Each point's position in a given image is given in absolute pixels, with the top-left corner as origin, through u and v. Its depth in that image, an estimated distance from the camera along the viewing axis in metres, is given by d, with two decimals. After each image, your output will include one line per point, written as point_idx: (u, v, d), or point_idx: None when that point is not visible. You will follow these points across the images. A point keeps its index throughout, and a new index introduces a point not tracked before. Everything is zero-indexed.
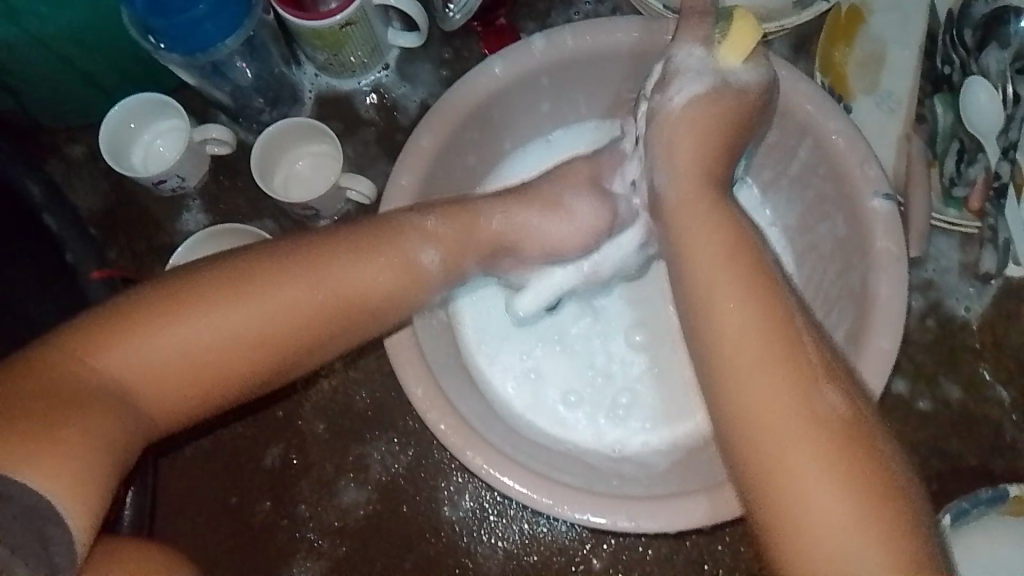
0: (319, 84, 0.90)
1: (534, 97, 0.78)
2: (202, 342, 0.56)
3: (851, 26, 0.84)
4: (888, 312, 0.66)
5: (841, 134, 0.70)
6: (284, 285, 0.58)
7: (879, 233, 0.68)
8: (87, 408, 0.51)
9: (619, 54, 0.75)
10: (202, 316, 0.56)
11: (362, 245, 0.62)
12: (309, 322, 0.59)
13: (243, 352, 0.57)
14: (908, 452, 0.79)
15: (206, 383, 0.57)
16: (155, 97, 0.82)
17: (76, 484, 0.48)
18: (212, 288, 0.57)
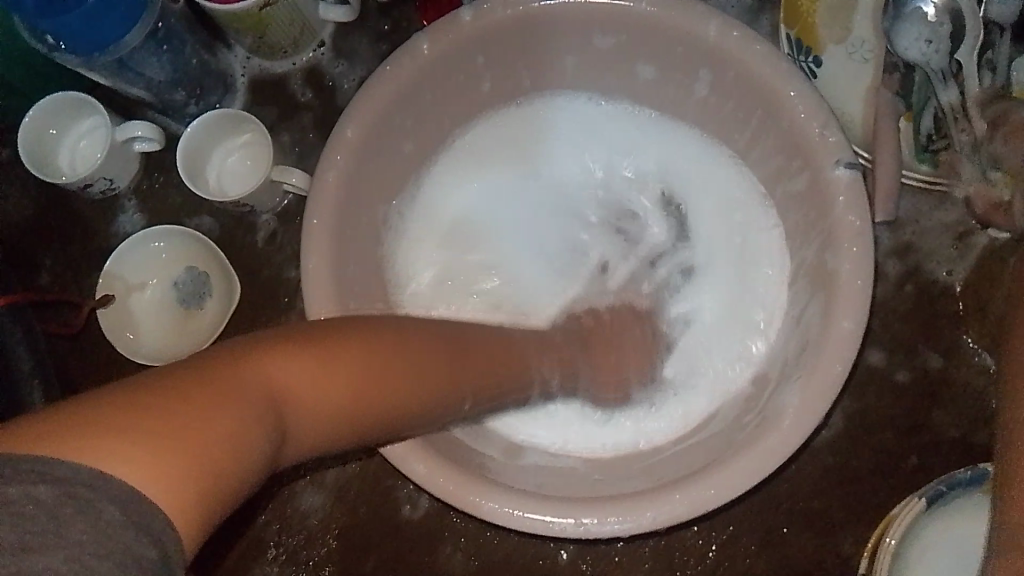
0: (251, 67, 0.84)
1: (468, 79, 0.71)
2: (347, 385, 0.43)
3: None
4: (851, 290, 0.61)
5: (798, 95, 0.63)
6: (410, 337, 0.49)
7: (841, 207, 0.62)
8: (233, 406, 0.35)
9: (555, 21, 0.69)
10: (348, 356, 0.45)
11: (479, 362, 0.53)
12: (415, 380, 0.48)
13: (371, 404, 0.45)
14: (885, 428, 0.75)
15: (324, 433, 0.43)
16: (51, 99, 0.77)
17: (208, 485, 0.32)
18: (350, 337, 0.46)
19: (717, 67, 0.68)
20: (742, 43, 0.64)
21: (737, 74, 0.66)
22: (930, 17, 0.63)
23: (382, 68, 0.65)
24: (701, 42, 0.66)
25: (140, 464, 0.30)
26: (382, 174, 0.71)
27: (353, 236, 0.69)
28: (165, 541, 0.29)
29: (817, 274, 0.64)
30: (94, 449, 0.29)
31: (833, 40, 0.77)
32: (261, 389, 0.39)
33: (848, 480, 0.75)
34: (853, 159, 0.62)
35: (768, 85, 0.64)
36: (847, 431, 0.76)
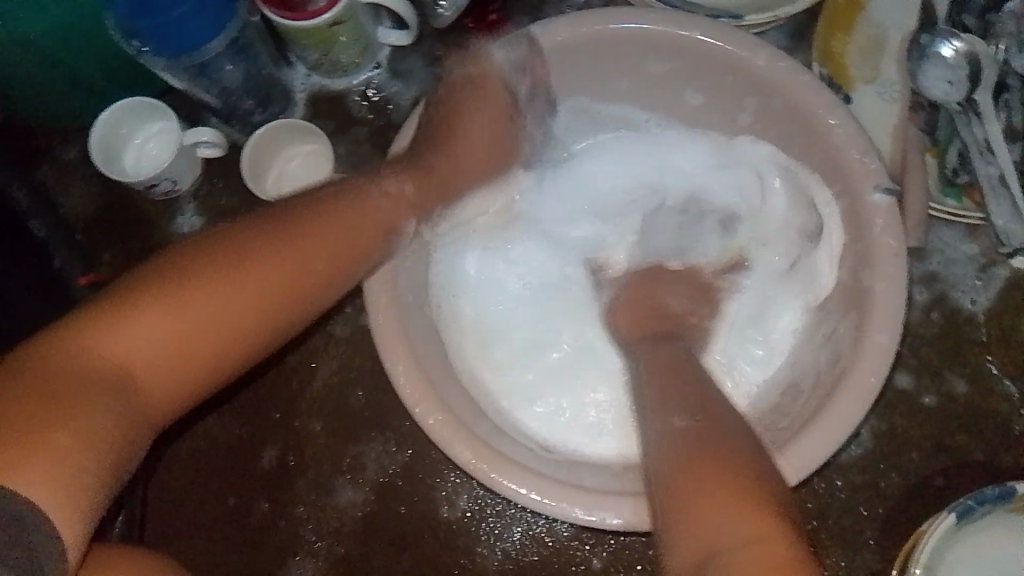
0: (310, 83, 0.89)
1: (529, 93, 0.78)
2: (207, 311, 0.53)
3: (851, 15, 0.84)
4: (886, 305, 0.64)
5: (841, 123, 0.68)
6: (261, 240, 0.57)
7: (878, 228, 0.66)
8: (108, 412, 0.48)
9: (613, 45, 0.74)
10: (212, 293, 0.54)
11: (341, 250, 0.61)
12: (275, 295, 0.56)
13: (248, 317, 0.55)
14: (910, 449, 0.78)
15: (195, 368, 0.54)
16: (127, 100, 0.82)
17: (64, 475, 0.44)
18: (203, 265, 0.54)
19: (760, 96, 0.72)
20: (785, 74, 0.69)
21: (782, 102, 0.71)
22: (950, 59, 0.70)
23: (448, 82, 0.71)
24: (748, 70, 0.70)
25: (28, 470, 0.43)
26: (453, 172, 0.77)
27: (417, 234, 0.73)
28: (42, 545, 0.43)
29: (851, 293, 0.68)
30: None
31: (862, 78, 0.83)
32: (111, 369, 0.49)
33: (874, 498, 0.77)
34: (891, 184, 0.66)
35: (810, 113, 0.69)
36: (873, 451, 0.78)
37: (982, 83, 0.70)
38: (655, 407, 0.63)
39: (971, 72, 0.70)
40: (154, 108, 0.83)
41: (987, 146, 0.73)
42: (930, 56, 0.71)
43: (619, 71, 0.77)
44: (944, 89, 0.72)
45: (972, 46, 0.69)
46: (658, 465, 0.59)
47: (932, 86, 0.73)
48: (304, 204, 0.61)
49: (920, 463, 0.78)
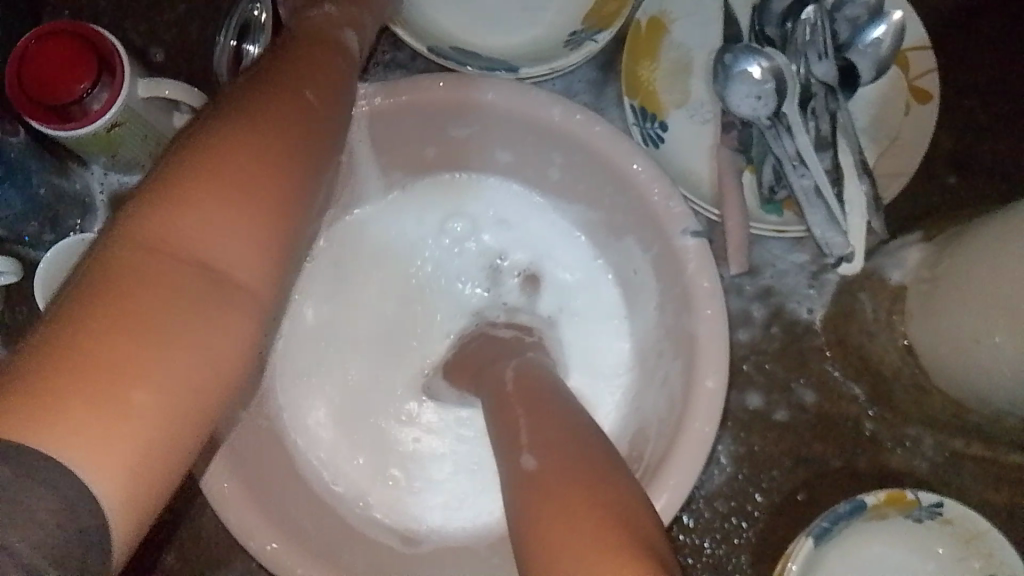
0: (109, 184, 0.82)
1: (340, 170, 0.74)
2: (222, 202, 0.44)
3: (652, 42, 0.82)
4: (711, 350, 0.63)
5: (643, 168, 0.66)
6: (266, 119, 0.48)
7: (693, 270, 0.65)
8: (188, 286, 0.41)
9: (417, 113, 0.70)
10: (217, 181, 0.44)
11: (309, 114, 0.52)
12: (278, 163, 0.48)
13: (250, 188, 0.46)
14: (771, 467, 0.78)
15: (248, 236, 0.45)
16: None
17: (139, 451, 0.37)
18: (198, 152, 0.45)
19: (563, 148, 0.70)
20: (581, 125, 0.67)
21: (584, 153, 0.69)
22: (755, 76, 0.74)
23: None
24: (546, 124, 0.68)
25: (71, 443, 0.35)
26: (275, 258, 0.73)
27: None
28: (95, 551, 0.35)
29: (679, 337, 0.67)
30: (65, 445, 0.35)
31: (672, 104, 0.82)
32: (197, 262, 0.42)
33: (743, 523, 0.78)
34: (698, 227, 0.65)
35: (612, 160, 0.67)
36: (737, 473, 0.79)
37: (785, 96, 0.74)
38: (504, 443, 0.58)
39: (774, 85, 0.74)
40: None
41: (799, 159, 0.74)
42: (735, 75, 0.76)
43: (426, 137, 0.74)
44: (750, 107, 0.76)
45: (775, 62, 0.74)
46: (516, 508, 0.53)
47: (741, 104, 0.76)
48: (269, 63, 0.54)
49: (783, 478, 0.78)
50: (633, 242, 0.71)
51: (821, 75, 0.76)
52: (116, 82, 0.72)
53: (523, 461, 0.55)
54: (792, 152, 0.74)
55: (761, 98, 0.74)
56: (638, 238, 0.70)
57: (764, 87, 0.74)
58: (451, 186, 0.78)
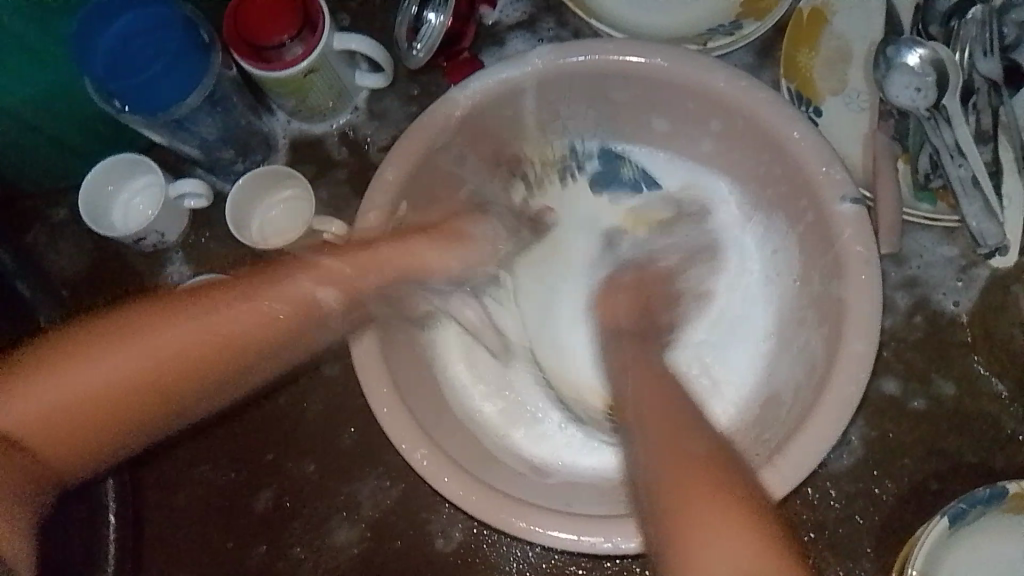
0: (291, 129, 0.91)
1: (499, 120, 0.77)
2: (111, 383, 0.58)
3: (814, 30, 0.84)
4: (860, 313, 0.64)
5: (803, 136, 0.68)
6: (180, 327, 0.61)
7: (848, 236, 0.66)
8: (118, 409, 0.58)
9: (585, 75, 0.74)
10: (110, 357, 0.58)
11: (220, 350, 0.63)
12: (179, 371, 0.60)
13: (141, 390, 0.59)
14: (903, 454, 0.78)
15: (141, 408, 0.59)
16: (120, 156, 0.84)
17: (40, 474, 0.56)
18: (105, 345, 0.58)
19: (726, 116, 0.72)
20: (746, 93, 0.70)
21: (745, 122, 0.72)
22: (914, 66, 0.73)
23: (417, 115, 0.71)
24: (709, 91, 0.71)
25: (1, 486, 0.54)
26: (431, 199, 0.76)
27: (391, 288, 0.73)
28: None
29: (826, 304, 0.68)
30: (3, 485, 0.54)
31: (830, 90, 0.83)
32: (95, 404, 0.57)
33: (871, 508, 0.77)
34: (856, 194, 0.67)
35: (773, 129, 0.69)
36: (867, 457, 0.78)
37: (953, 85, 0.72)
38: None
39: (938, 76, 0.72)
40: (145, 165, 0.85)
41: (959, 150, 0.74)
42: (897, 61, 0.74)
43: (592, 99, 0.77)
44: (907, 96, 0.74)
45: (934, 54, 0.72)
46: (648, 479, 0.59)
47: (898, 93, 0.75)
48: (204, 289, 0.64)
49: (914, 466, 0.77)
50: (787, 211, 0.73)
51: (987, 74, 0.73)
52: (312, 40, 0.80)
53: (648, 443, 0.61)
54: (952, 142, 0.74)
55: (923, 87, 0.73)
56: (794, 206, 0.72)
57: (929, 74, 0.72)
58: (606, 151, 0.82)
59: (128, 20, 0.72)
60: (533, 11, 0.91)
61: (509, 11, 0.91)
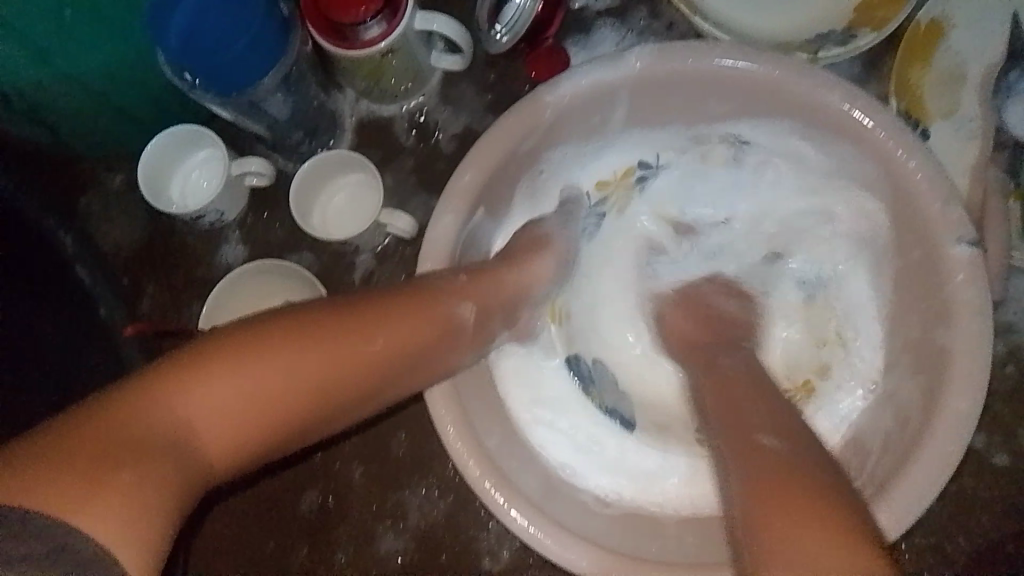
0: (360, 109, 0.86)
1: (586, 120, 0.71)
2: (298, 387, 0.46)
3: (929, 44, 0.78)
4: (968, 364, 0.59)
5: (920, 171, 0.62)
6: (324, 338, 0.48)
7: (959, 282, 0.60)
8: (241, 411, 0.44)
9: (686, 82, 0.68)
10: (299, 356, 0.47)
11: (412, 362, 0.53)
12: (343, 381, 0.49)
13: (340, 387, 0.48)
14: (982, 510, 0.74)
15: (305, 419, 0.47)
16: (172, 131, 0.80)
17: (124, 509, 0.37)
18: (276, 330, 0.47)
19: (833, 137, 0.66)
20: (864, 116, 0.63)
21: (855, 145, 0.65)
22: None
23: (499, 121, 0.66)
24: (819, 112, 0.65)
25: (95, 504, 0.36)
26: (509, 192, 0.72)
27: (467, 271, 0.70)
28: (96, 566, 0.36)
29: (927, 356, 0.63)
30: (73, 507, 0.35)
31: (938, 112, 0.77)
32: (169, 426, 0.41)
33: (941, 562, 0.74)
34: (974, 237, 0.61)
35: (888, 160, 0.63)
36: (943, 510, 0.75)
37: None
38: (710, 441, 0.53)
39: None
40: (199, 138, 0.81)
41: None
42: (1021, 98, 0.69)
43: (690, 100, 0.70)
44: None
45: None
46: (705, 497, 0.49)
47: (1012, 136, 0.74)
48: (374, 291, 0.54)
49: (992, 524, 0.74)
50: (890, 247, 0.68)
51: None
52: (394, 20, 0.74)
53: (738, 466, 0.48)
54: None
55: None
56: (901, 244, 0.67)
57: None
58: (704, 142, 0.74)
59: None
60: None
61: None
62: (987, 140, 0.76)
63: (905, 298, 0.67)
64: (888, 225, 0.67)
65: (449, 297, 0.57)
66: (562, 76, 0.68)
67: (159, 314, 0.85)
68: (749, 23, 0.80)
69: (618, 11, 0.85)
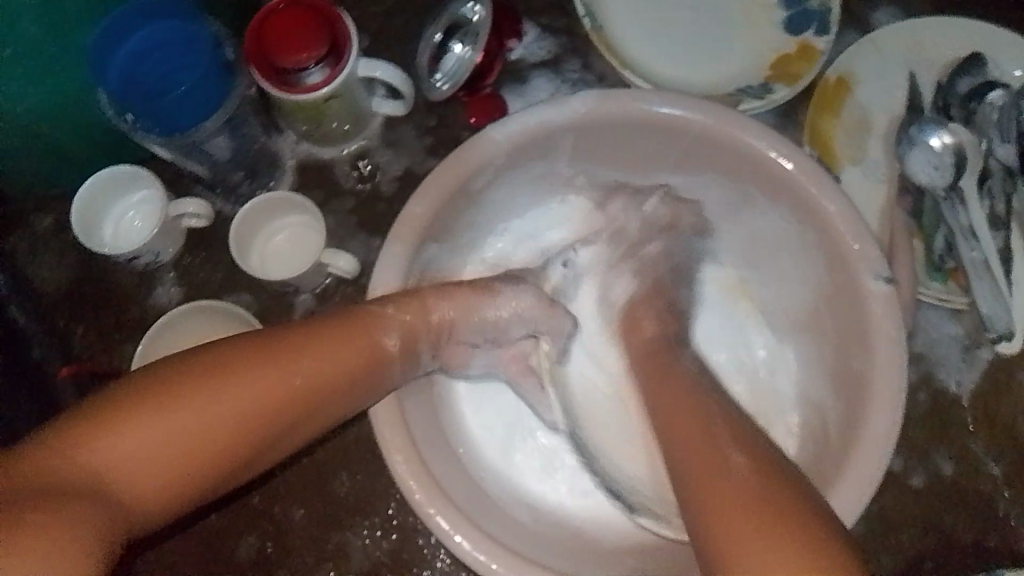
0: (299, 152, 0.87)
1: (530, 158, 0.73)
2: (223, 425, 0.48)
3: (837, 96, 0.85)
4: (887, 388, 0.63)
5: (836, 207, 0.66)
6: (251, 374, 0.50)
7: (877, 311, 0.65)
8: (168, 454, 0.46)
9: (627, 125, 0.71)
10: (223, 395, 0.49)
11: (341, 387, 0.56)
12: (268, 414, 0.51)
13: (267, 420, 0.51)
14: (903, 529, 0.79)
15: (234, 454, 0.49)
16: (94, 180, 0.78)
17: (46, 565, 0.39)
18: (201, 370, 0.49)
19: (755, 174, 0.70)
20: (785, 155, 0.68)
21: (780, 186, 0.69)
22: (937, 148, 0.77)
23: (448, 155, 0.68)
24: (742, 151, 0.69)
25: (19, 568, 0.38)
26: (456, 226, 0.74)
27: None
28: None
29: (853, 382, 0.67)
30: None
31: (850, 159, 0.83)
32: (93, 478, 0.43)
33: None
34: (888, 269, 0.65)
35: (811, 200, 0.67)
36: (868, 532, 0.79)
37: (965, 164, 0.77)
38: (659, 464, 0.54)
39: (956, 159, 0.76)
40: (120, 179, 0.80)
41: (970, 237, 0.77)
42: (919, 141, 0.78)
43: (631, 142, 0.74)
44: (929, 173, 0.78)
45: (960, 139, 0.76)
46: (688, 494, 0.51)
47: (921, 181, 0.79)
48: (299, 321, 0.56)
49: (913, 542, 0.78)
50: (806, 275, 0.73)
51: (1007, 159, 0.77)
52: (337, 65, 0.76)
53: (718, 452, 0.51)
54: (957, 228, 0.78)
55: (944, 165, 0.77)
56: (825, 272, 0.71)
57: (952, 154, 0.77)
58: (648, 181, 0.78)
59: (155, 28, 0.69)
60: (559, 51, 0.90)
61: (534, 49, 0.90)
62: (894, 184, 0.82)
63: (828, 325, 0.72)
64: (812, 259, 0.71)
65: (372, 324, 0.59)
66: (506, 117, 0.70)
67: (88, 358, 0.82)
68: (676, 76, 0.85)
69: (551, 60, 0.90)
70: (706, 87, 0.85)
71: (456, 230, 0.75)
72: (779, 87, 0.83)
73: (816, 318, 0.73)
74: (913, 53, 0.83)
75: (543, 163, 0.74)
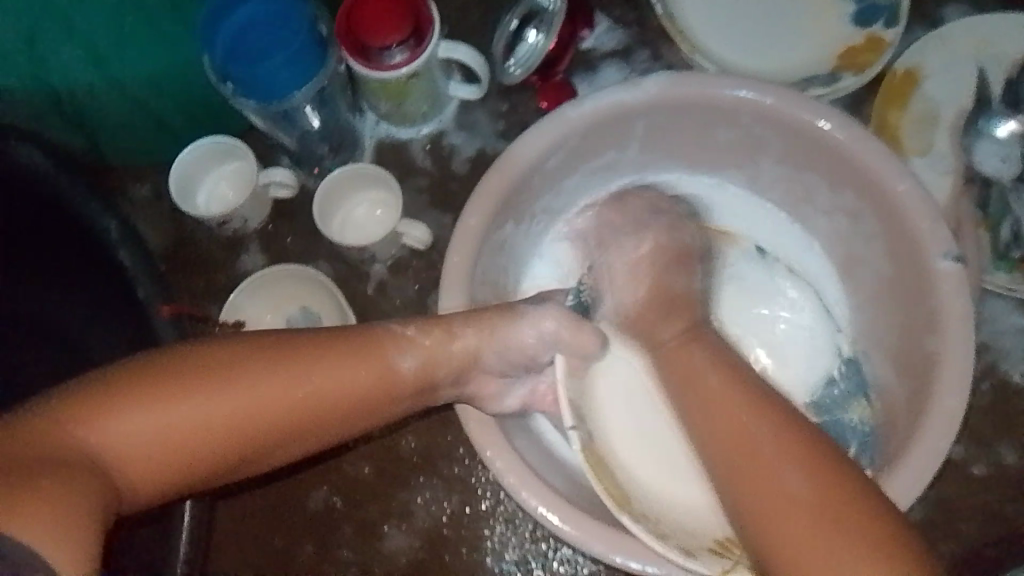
0: (378, 132, 0.92)
1: (606, 140, 0.76)
2: (217, 418, 0.51)
3: (904, 90, 0.85)
4: (956, 370, 0.63)
5: (906, 189, 0.67)
6: (247, 376, 0.53)
7: (946, 294, 0.65)
8: (157, 444, 0.50)
9: (700, 108, 0.73)
10: (217, 394, 0.52)
11: (347, 410, 0.57)
12: (261, 423, 0.53)
13: (262, 422, 0.53)
14: (963, 516, 0.78)
15: (227, 450, 0.52)
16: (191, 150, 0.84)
17: (51, 521, 0.42)
18: (198, 369, 0.52)
19: (824, 157, 0.72)
20: (855, 138, 0.69)
21: (849, 169, 0.70)
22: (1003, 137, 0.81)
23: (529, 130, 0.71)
24: (811, 134, 0.71)
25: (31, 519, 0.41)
26: (530, 201, 0.76)
27: (482, 273, 0.73)
28: None
29: (918, 363, 0.68)
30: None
31: (916, 150, 0.84)
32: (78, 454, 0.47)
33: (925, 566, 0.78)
34: (958, 253, 0.66)
35: (880, 182, 0.68)
36: (927, 517, 0.79)
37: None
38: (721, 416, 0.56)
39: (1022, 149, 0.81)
40: (215, 152, 0.85)
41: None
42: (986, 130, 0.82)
43: (702, 128, 0.76)
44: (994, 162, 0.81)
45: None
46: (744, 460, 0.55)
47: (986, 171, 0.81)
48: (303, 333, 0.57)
49: (972, 530, 0.78)
50: (871, 258, 0.74)
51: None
52: (418, 49, 0.79)
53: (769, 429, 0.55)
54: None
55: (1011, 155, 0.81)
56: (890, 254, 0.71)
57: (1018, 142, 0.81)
58: (716, 167, 0.80)
59: (256, 8, 0.76)
60: (630, 42, 0.93)
61: (605, 40, 0.93)
62: (960, 174, 0.82)
63: (893, 310, 0.72)
64: (877, 241, 0.72)
65: (391, 346, 0.59)
66: (585, 96, 0.72)
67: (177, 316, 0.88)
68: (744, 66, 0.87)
69: (622, 50, 0.93)
70: (773, 75, 0.87)
71: (529, 209, 0.77)
72: (847, 78, 0.85)
73: (879, 300, 0.74)
74: (984, 49, 0.84)
75: (616, 148, 0.77)
